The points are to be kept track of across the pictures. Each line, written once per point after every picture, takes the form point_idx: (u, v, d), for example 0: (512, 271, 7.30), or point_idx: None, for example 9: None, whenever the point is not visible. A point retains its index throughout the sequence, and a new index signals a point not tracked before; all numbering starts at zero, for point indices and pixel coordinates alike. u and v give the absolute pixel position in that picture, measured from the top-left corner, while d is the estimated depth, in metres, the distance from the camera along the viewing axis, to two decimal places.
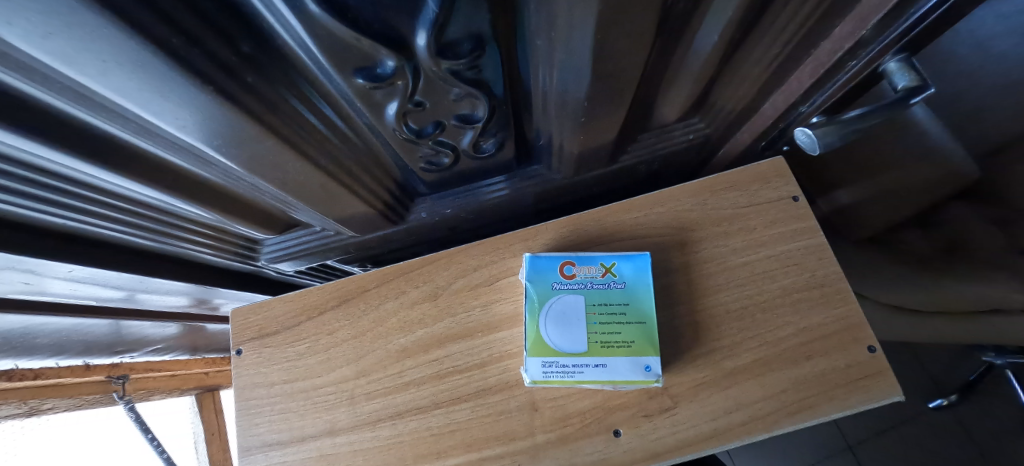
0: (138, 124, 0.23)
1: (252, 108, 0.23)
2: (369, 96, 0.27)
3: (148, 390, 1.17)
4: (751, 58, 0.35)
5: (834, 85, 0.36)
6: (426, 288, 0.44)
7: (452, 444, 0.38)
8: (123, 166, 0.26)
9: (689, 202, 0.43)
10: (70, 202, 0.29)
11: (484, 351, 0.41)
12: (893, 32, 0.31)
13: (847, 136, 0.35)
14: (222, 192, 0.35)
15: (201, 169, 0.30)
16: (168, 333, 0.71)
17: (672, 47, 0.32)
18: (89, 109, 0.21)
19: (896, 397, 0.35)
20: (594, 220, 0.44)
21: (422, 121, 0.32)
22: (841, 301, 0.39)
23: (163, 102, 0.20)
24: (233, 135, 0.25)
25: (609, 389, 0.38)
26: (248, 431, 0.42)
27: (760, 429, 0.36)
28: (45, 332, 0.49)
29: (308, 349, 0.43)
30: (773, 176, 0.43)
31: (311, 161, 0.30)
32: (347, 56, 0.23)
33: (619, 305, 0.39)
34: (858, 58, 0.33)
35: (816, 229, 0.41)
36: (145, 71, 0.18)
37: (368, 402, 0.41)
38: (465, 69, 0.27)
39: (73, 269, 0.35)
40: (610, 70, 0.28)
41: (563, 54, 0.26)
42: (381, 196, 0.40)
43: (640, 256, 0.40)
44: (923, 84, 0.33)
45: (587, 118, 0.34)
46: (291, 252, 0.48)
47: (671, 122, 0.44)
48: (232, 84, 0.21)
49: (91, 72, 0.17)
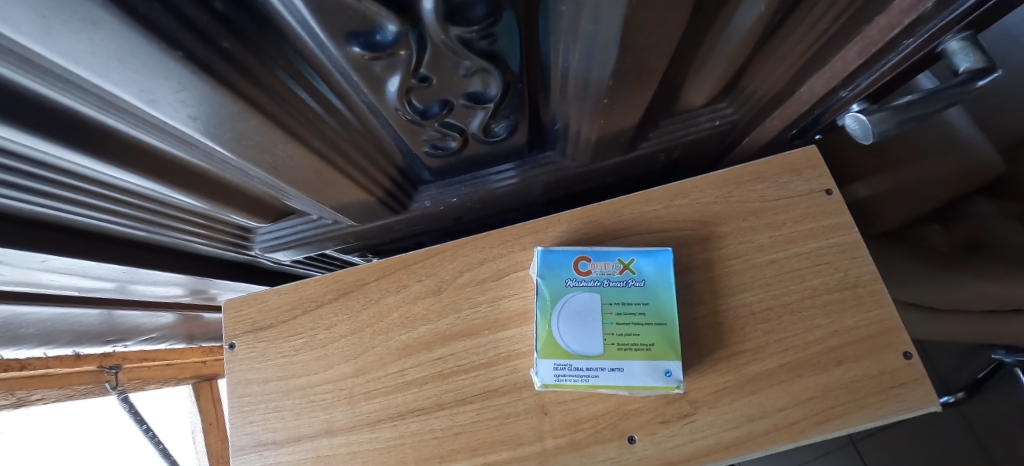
0: (102, 97, 0.20)
1: (230, 80, 0.20)
2: (367, 68, 0.24)
3: (143, 379, 1.16)
4: (794, 35, 0.31)
5: (883, 67, 0.32)
6: (429, 281, 0.41)
7: (456, 448, 0.36)
8: (92, 147, 0.23)
9: (713, 195, 0.40)
10: (37, 185, 0.26)
11: (490, 350, 0.39)
12: (959, 6, 0.27)
13: (904, 123, 0.31)
14: (208, 177, 0.32)
15: (181, 150, 0.27)
16: (162, 323, 0.69)
17: (708, 20, 0.28)
18: (38, 78, 0.17)
19: (931, 407, 0.33)
20: (610, 211, 0.41)
21: (427, 100, 0.29)
22: (875, 303, 0.36)
23: (124, 70, 0.17)
24: (213, 111, 0.22)
25: (624, 394, 0.36)
26: (241, 430, 0.40)
27: (786, 438, 0.34)
28: (27, 322, 0.47)
29: (304, 344, 0.41)
30: (804, 167, 0.40)
31: (302, 143, 0.27)
32: (340, 20, 0.19)
33: (637, 305, 0.36)
34: (915, 36, 0.29)
35: (851, 225, 0.38)
36: (98, 29, 0.14)
37: (367, 402, 0.39)
38: (477, 37, 0.23)
39: (47, 258, 0.32)
40: (641, 44, 0.25)
41: (590, 25, 0.22)
42: (381, 184, 0.37)
43: (662, 252, 0.37)
44: (990, 66, 0.30)
45: (610, 99, 0.31)
46: (286, 242, 0.45)
47: (697, 107, 0.40)
48: (207, 51, 0.18)
49: (32, 31, 0.14)
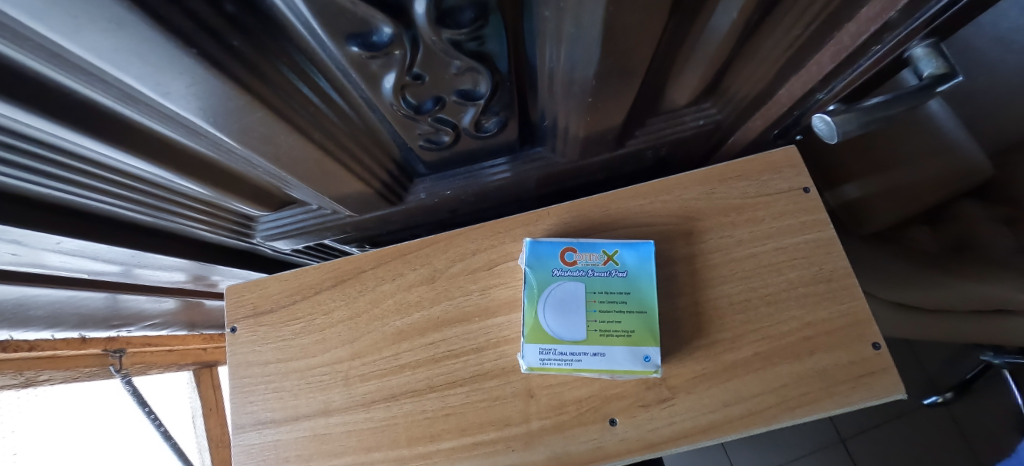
0: (120, 89, 0.21)
1: (238, 75, 0.21)
2: (365, 66, 0.25)
3: (146, 364, 1.16)
4: (770, 40, 0.33)
5: (854, 71, 0.34)
6: (423, 270, 0.43)
7: (446, 428, 0.38)
8: (110, 136, 0.25)
9: (696, 192, 0.42)
10: (53, 172, 0.27)
11: (481, 336, 0.40)
12: (922, 15, 0.28)
13: (867, 124, 0.33)
14: (215, 166, 0.33)
15: (192, 140, 0.28)
16: (165, 309, 0.70)
17: (688, 24, 0.30)
18: (64, 71, 0.19)
19: (897, 395, 0.35)
20: (598, 205, 0.42)
21: (421, 96, 0.30)
22: (848, 296, 0.38)
23: (143, 65, 0.19)
24: (222, 105, 0.23)
25: (606, 378, 0.37)
26: (242, 409, 0.41)
27: (759, 422, 0.36)
28: (37, 304, 0.49)
29: (303, 329, 0.43)
30: (784, 166, 0.42)
31: (304, 136, 0.29)
32: (340, 21, 0.21)
33: (620, 294, 0.38)
34: (883, 43, 0.31)
35: (826, 222, 0.39)
36: (123, 28, 0.16)
37: (362, 383, 0.40)
38: (466, 39, 0.25)
39: (62, 241, 0.34)
40: (622, 46, 0.26)
41: (571, 28, 0.24)
42: (378, 176, 0.39)
43: (644, 244, 0.39)
44: (951, 72, 0.31)
45: (594, 98, 0.32)
46: (287, 231, 0.47)
47: (682, 106, 0.42)
48: (219, 50, 0.20)
49: (63, 29, 0.15)
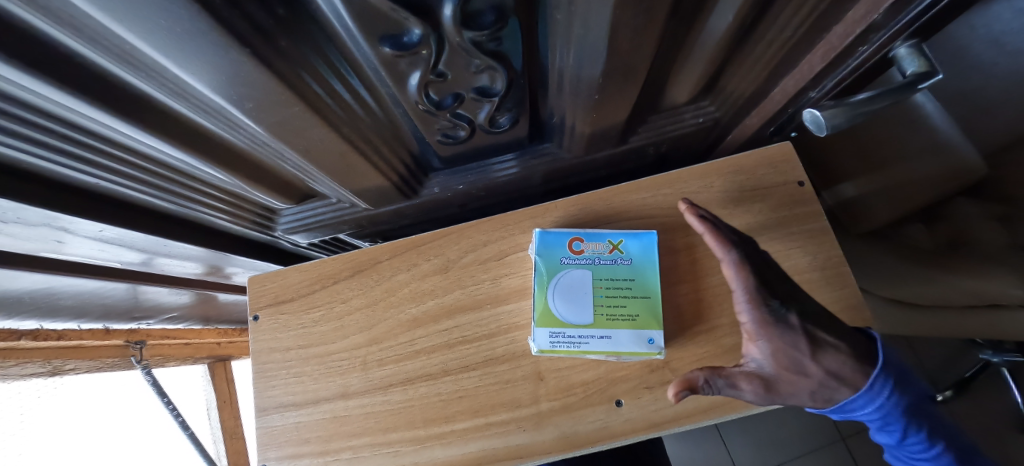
0: (174, 84, 0.24)
1: (281, 72, 0.24)
2: (394, 64, 0.28)
3: (163, 356, 1.15)
4: (763, 41, 0.35)
5: (844, 70, 0.36)
6: (437, 261, 0.45)
7: (460, 410, 0.40)
8: (157, 126, 0.27)
9: (696, 185, 0.44)
10: (101, 161, 0.30)
11: (492, 322, 0.42)
12: (904, 17, 0.31)
13: (855, 119, 0.35)
14: (245, 158, 0.36)
15: (229, 132, 0.31)
16: (183, 301, 0.72)
17: (686, 27, 0.32)
18: (131, 67, 0.21)
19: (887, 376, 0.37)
20: (603, 198, 0.45)
21: (442, 93, 0.33)
22: (840, 283, 0.40)
23: (200, 62, 0.21)
24: (263, 99, 0.26)
25: (612, 361, 0.40)
26: (263, 393, 0.43)
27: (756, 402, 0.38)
28: (67, 293, 0.51)
29: (322, 316, 0.45)
30: (779, 161, 0.44)
31: (333, 129, 0.31)
32: (376, 23, 0.23)
33: (625, 281, 0.40)
34: (869, 44, 0.33)
35: (818, 214, 0.42)
36: (190, 29, 0.18)
37: (379, 368, 0.42)
38: (486, 40, 0.27)
39: (103, 228, 0.36)
40: (625, 47, 0.29)
41: (581, 30, 0.26)
42: (396, 170, 0.41)
43: (647, 234, 0.42)
44: (932, 70, 0.33)
45: (601, 96, 0.34)
46: (307, 224, 0.49)
47: (682, 104, 0.44)
48: (267, 49, 0.22)
49: (140, 30, 0.18)
